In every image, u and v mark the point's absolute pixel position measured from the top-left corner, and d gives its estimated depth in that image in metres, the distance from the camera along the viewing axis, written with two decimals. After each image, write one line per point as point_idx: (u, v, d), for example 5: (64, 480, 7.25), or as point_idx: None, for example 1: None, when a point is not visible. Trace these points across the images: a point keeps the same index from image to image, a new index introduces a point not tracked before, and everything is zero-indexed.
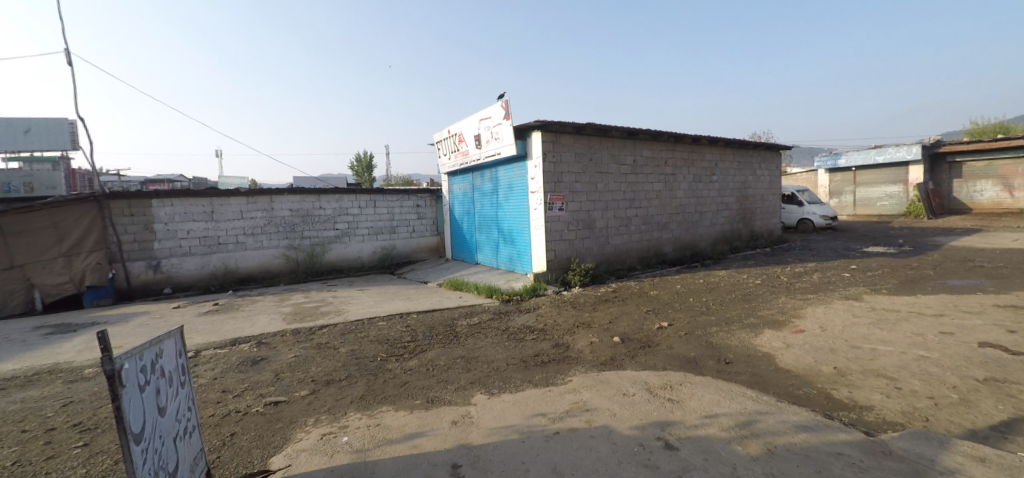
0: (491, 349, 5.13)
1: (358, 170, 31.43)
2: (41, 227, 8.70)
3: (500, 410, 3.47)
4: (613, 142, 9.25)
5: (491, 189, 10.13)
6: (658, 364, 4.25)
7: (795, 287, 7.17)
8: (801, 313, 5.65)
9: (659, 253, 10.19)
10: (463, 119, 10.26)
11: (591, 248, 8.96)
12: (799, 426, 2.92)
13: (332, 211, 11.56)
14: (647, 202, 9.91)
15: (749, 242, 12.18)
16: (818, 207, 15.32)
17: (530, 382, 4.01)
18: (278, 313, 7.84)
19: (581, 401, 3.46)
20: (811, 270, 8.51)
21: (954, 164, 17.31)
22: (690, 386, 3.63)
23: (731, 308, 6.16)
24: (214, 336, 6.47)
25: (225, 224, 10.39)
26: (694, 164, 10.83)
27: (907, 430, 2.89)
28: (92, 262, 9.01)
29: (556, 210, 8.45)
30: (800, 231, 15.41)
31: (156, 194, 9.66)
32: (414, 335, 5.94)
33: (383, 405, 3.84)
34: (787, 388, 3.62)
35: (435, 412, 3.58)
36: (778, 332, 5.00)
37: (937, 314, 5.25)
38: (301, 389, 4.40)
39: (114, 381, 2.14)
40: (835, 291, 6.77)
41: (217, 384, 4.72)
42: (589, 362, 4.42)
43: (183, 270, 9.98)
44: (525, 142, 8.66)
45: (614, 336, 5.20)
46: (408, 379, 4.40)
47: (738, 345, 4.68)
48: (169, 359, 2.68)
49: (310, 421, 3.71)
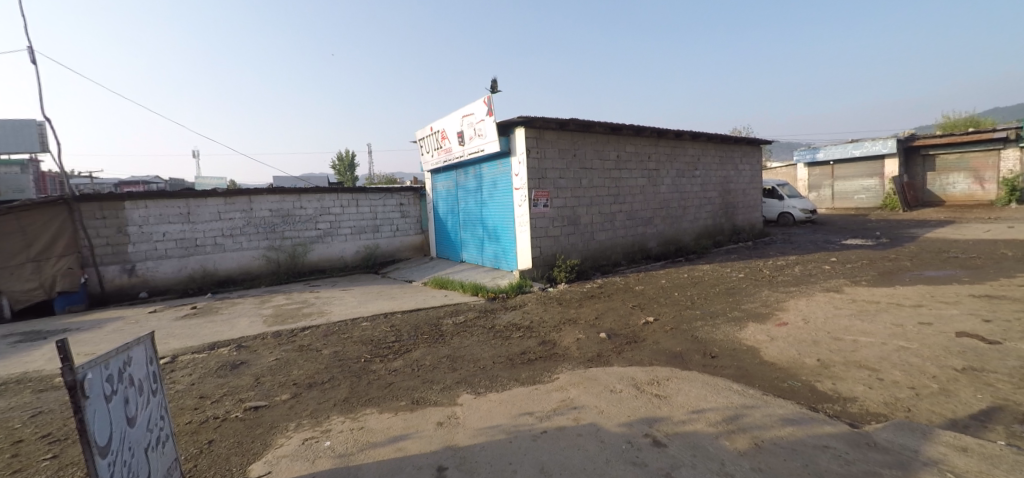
0: (477, 347, 5.08)
1: (340, 169, 30.96)
2: (8, 232, 8.36)
3: (486, 410, 3.42)
4: (597, 138, 9.24)
5: (475, 186, 10.04)
6: (645, 359, 4.25)
7: (777, 280, 7.26)
8: (784, 306, 5.71)
9: (644, 248, 10.24)
10: (445, 116, 10.15)
11: (577, 244, 8.96)
12: (786, 420, 2.93)
13: (313, 211, 11.36)
14: (631, 198, 9.93)
15: (732, 237, 12.32)
16: (798, 201, 15.57)
17: (517, 380, 3.97)
18: (258, 315, 7.66)
19: (568, 398, 3.43)
20: (793, 263, 8.64)
21: (927, 157, 17.75)
22: (677, 381, 3.63)
23: (716, 302, 6.20)
24: (192, 341, 6.29)
25: (202, 225, 10.12)
26: (676, 159, 10.90)
27: (891, 421, 2.93)
28: (63, 267, 8.70)
29: (541, 207, 8.41)
30: (781, 225, 15.65)
31: (129, 196, 9.36)
32: (398, 335, 5.85)
33: (367, 407, 3.77)
34: (773, 381, 3.64)
35: (420, 413, 3.51)
36: (763, 325, 5.04)
37: (916, 305, 5.35)
38: (283, 393, 4.29)
39: (76, 393, 2.03)
40: (816, 283, 6.87)
41: (195, 389, 4.58)
42: (577, 359, 4.40)
43: (159, 273, 9.70)
44: (509, 138, 8.60)
45: (600, 332, 5.18)
46: (393, 380, 4.32)
47: (723, 339, 4.70)
48: (139, 366, 2.57)
49: (292, 425, 3.61)
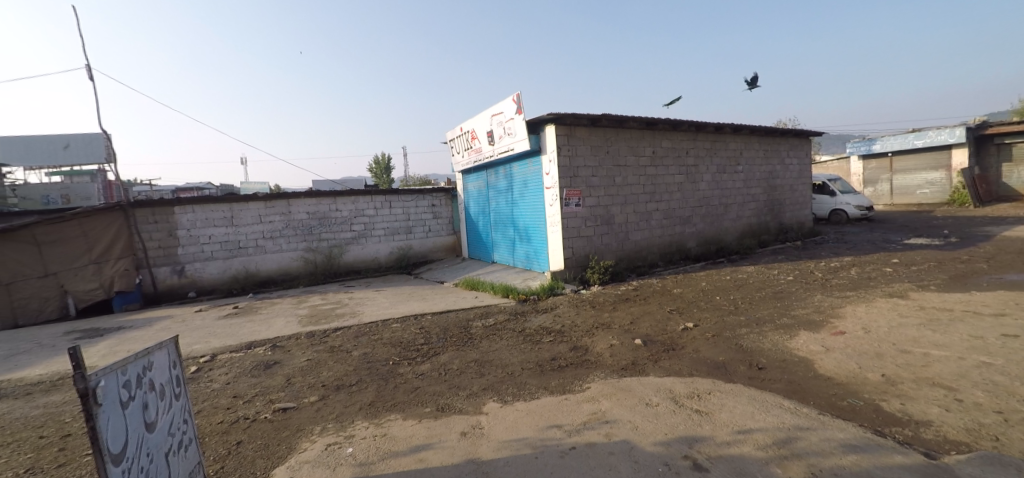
0: (506, 352, 4.91)
1: (377, 171, 31.66)
2: (71, 236, 8.79)
3: (513, 421, 3.23)
4: (631, 133, 8.89)
5: (506, 186, 9.88)
6: (683, 369, 3.97)
7: (832, 283, 6.73)
8: (840, 313, 5.25)
9: (683, 249, 9.80)
10: (475, 116, 10.05)
11: (611, 245, 8.66)
12: (848, 446, 2.61)
13: (348, 213, 11.51)
14: (668, 196, 9.53)
15: (778, 236, 11.65)
16: (852, 197, 14.61)
17: (546, 389, 3.77)
18: (294, 315, 7.76)
19: (600, 411, 3.21)
20: (848, 265, 8.03)
21: (1002, 146, 16.30)
22: (720, 395, 3.34)
23: (762, 307, 5.78)
24: (231, 340, 6.41)
25: (245, 227, 10.43)
26: (717, 154, 10.39)
27: (975, 453, 2.57)
28: (120, 268, 9.14)
29: (573, 206, 8.16)
30: (833, 222, 14.73)
31: (177, 201, 9.73)
32: (427, 337, 5.77)
33: (391, 413, 3.66)
34: (829, 399, 3.30)
35: (444, 422, 3.36)
36: (816, 334, 4.64)
37: (996, 314, 4.79)
38: (311, 395, 4.25)
39: (89, 402, 1.74)
40: (876, 287, 6.32)
41: (229, 389, 4.62)
42: (609, 367, 4.15)
43: (205, 274, 10.05)
44: (539, 136, 8.39)
45: (635, 338, 4.91)
46: (419, 385, 4.21)
47: (772, 348, 4.34)
48: (161, 371, 2.29)
49: (317, 429, 3.54)
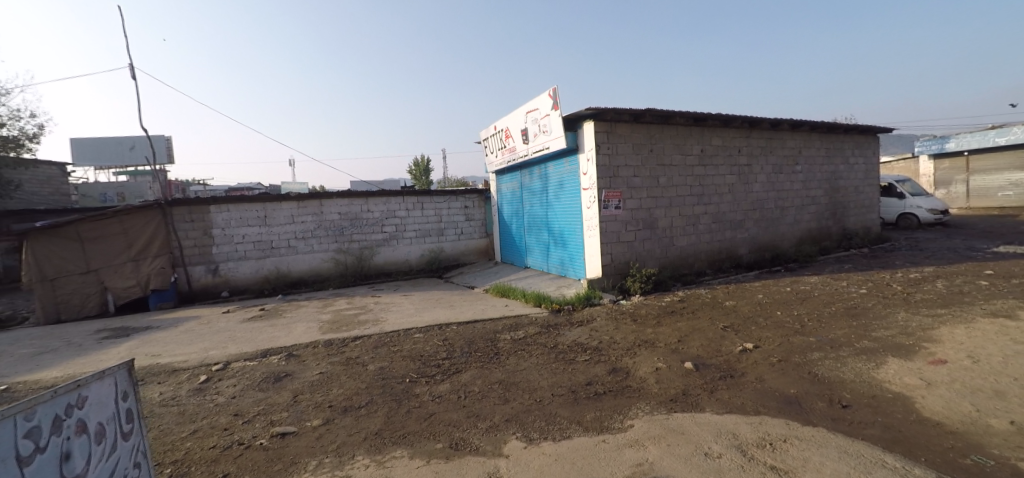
0: (535, 372, 4.34)
1: (415, 173, 31.75)
2: (112, 234, 8.89)
3: (537, 469, 2.66)
4: (676, 130, 8.15)
5: (541, 187, 9.32)
6: (747, 404, 3.28)
7: (916, 299, 5.78)
8: (936, 336, 4.37)
9: (734, 255, 8.95)
10: (510, 114, 9.57)
11: (653, 251, 7.95)
12: None
13: (380, 214, 11.24)
14: (718, 197, 8.70)
15: (841, 242, 10.54)
16: (923, 199, 13.20)
17: (580, 424, 3.19)
18: (316, 321, 7.45)
19: (646, 462, 2.60)
20: (932, 277, 6.98)
21: None
22: (799, 446, 2.66)
23: (835, 326, 4.96)
24: (248, 347, 6.13)
25: (278, 228, 10.33)
26: (773, 152, 9.44)
27: None
28: (157, 266, 9.14)
29: (612, 209, 7.52)
30: (903, 228, 13.33)
31: (213, 201, 9.70)
32: (450, 351, 5.27)
33: (397, 448, 3.17)
34: (947, 455, 2.56)
35: (456, 465, 2.83)
36: (909, 362, 3.82)
37: None
38: (315, 418, 3.82)
39: None
40: (973, 304, 5.35)
41: (232, 405, 4.27)
42: (655, 397, 3.53)
43: (238, 274, 10.00)
44: (576, 134, 7.80)
45: (685, 361, 4.23)
46: (434, 410, 3.72)
47: (856, 380, 3.57)
48: (99, 407, 1.95)
49: (312, 464, 3.09)
